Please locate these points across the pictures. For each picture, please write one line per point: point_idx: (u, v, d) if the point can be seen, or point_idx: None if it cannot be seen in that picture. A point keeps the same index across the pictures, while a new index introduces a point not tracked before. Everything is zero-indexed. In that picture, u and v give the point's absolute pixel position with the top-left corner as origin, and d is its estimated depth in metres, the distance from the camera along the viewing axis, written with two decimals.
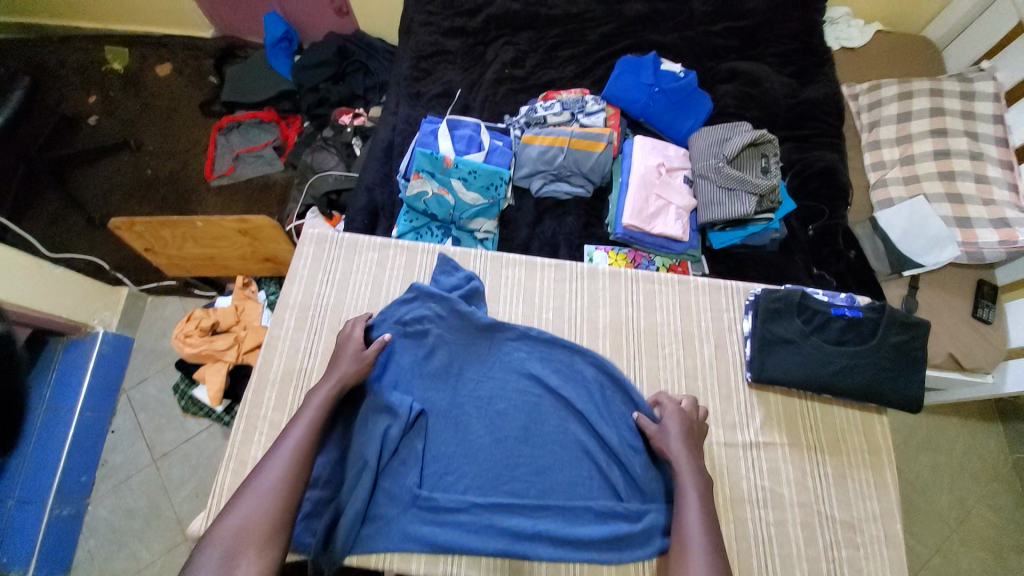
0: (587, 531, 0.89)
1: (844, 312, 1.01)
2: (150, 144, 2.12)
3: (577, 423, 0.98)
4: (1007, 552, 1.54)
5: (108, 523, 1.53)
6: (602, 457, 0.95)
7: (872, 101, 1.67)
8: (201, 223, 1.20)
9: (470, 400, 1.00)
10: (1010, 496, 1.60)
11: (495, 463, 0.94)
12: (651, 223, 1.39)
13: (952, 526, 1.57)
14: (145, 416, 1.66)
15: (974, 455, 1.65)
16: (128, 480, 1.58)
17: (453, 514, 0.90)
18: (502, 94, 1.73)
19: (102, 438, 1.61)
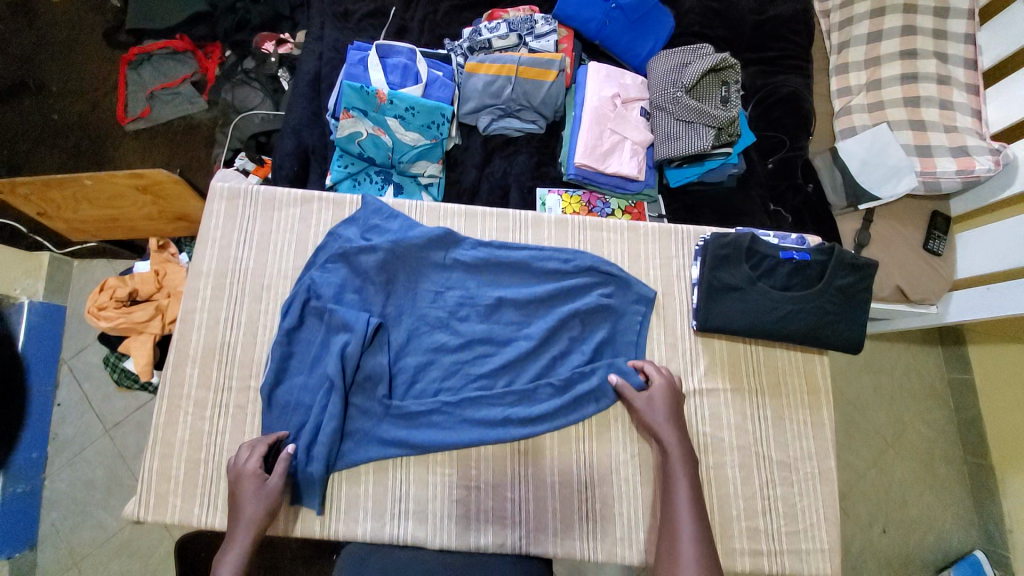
0: (553, 406, 0.94)
1: (792, 255, 0.97)
2: (54, 83, 1.83)
3: (539, 315, 1.00)
4: (937, 462, 1.66)
5: (70, 496, 1.48)
6: (567, 341, 0.99)
7: (844, 20, 1.54)
8: (91, 180, 1.06)
9: (432, 311, 0.99)
10: (944, 411, 1.71)
11: (466, 360, 0.97)
12: (605, 162, 1.30)
13: (890, 441, 1.67)
14: (92, 386, 1.56)
15: (913, 374, 1.73)
16: (83, 452, 1.51)
17: (427, 415, 0.93)
18: (443, 11, 1.53)
19: (48, 412, 1.50)
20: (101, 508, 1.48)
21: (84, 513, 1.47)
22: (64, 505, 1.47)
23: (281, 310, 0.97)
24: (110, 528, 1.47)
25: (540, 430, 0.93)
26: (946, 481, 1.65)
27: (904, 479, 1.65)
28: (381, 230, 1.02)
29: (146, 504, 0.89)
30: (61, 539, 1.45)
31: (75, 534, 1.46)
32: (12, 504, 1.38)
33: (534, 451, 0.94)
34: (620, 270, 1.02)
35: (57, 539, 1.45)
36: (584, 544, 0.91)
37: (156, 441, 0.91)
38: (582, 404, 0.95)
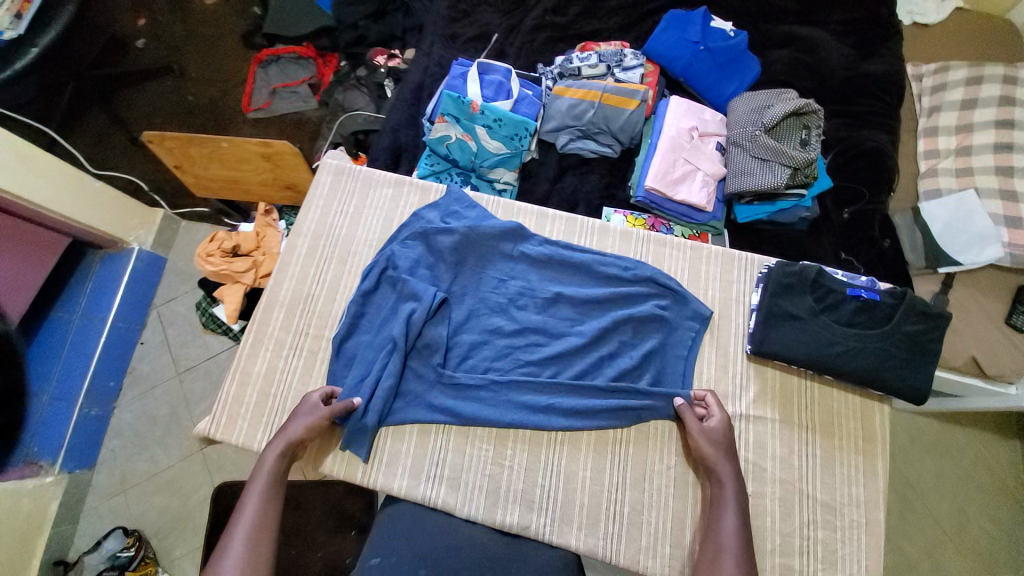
0: (598, 404, 0.96)
1: (859, 293, 0.96)
2: (192, 71, 2.12)
3: (593, 315, 1.04)
4: (1003, 569, 1.41)
5: (132, 428, 1.61)
6: (617, 345, 1.01)
7: (937, 84, 1.50)
8: (227, 142, 1.24)
9: (493, 295, 1.05)
10: (1017, 514, 1.46)
11: (518, 346, 1.02)
12: (675, 189, 1.34)
13: (948, 535, 1.44)
14: (174, 331, 1.73)
15: (984, 466, 1.50)
16: (152, 389, 1.66)
17: (476, 390, 0.98)
18: (540, 41, 1.67)
19: (130, 348, 1.68)
20: (159, 443, 1.60)
21: (141, 445, 1.60)
22: (126, 435, 1.61)
23: (362, 273, 1.08)
24: (161, 464, 1.58)
25: (582, 425, 0.96)
26: None
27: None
28: (459, 216, 1.12)
29: (218, 424, 1.00)
30: (117, 465, 1.57)
31: (130, 463, 1.58)
32: (84, 424, 1.52)
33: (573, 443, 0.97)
34: (678, 285, 1.06)
35: (114, 464, 1.58)
36: (607, 545, 0.91)
37: (237, 369, 1.03)
38: (627, 408, 0.96)
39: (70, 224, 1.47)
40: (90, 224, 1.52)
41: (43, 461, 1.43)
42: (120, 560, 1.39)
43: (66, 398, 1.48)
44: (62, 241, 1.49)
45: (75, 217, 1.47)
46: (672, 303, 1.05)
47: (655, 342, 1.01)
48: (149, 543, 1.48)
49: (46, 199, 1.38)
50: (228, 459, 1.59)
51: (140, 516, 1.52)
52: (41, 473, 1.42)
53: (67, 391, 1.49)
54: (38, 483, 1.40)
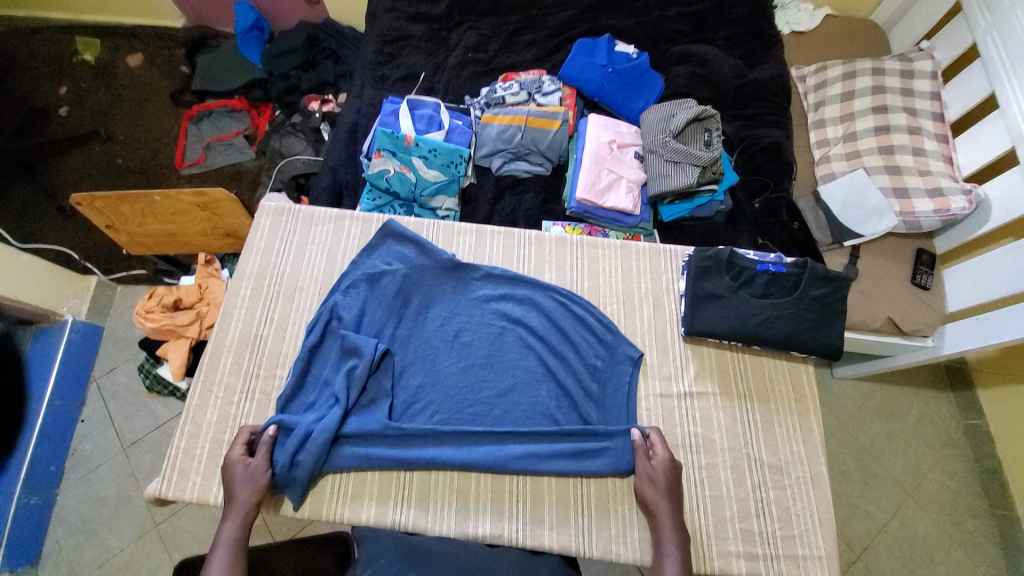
0: (555, 449, 0.97)
1: (768, 267, 1.07)
2: (120, 134, 2.09)
3: (538, 353, 1.07)
4: (963, 516, 1.52)
5: (77, 513, 1.51)
6: (561, 386, 1.04)
7: (818, 82, 1.71)
8: (160, 196, 1.24)
9: (437, 335, 1.08)
10: (964, 461, 1.58)
11: (466, 388, 1.04)
12: (603, 197, 1.44)
13: (909, 491, 1.55)
14: (116, 404, 1.64)
15: (928, 421, 1.63)
16: (97, 470, 1.56)
17: (426, 440, 0.99)
18: (465, 76, 1.77)
19: (70, 428, 1.58)
20: (106, 527, 1.50)
21: (88, 531, 1.49)
22: (72, 520, 1.50)
23: (307, 327, 1.08)
24: (113, 548, 1.48)
25: (540, 470, 0.96)
26: (975, 538, 1.50)
27: (927, 534, 1.51)
28: (402, 256, 1.14)
29: (169, 482, 0.97)
30: (62, 557, 1.46)
31: (77, 551, 1.47)
32: (22, 515, 1.42)
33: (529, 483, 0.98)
34: (611, 324, 1.09)
35: (59, 557, 1.47)
36: (579, 539, 0.94)
37: (186, 422, 1.01)
38: (583, 449, 0.98)
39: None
40: (13, 297, 1.44)
41: None
42: None
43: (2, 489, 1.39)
44: None
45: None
46: (605, 344, 1.07)
47: (593, 392, 1.04)
48: None
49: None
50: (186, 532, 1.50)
51: None
52: None
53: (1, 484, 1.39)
54: None
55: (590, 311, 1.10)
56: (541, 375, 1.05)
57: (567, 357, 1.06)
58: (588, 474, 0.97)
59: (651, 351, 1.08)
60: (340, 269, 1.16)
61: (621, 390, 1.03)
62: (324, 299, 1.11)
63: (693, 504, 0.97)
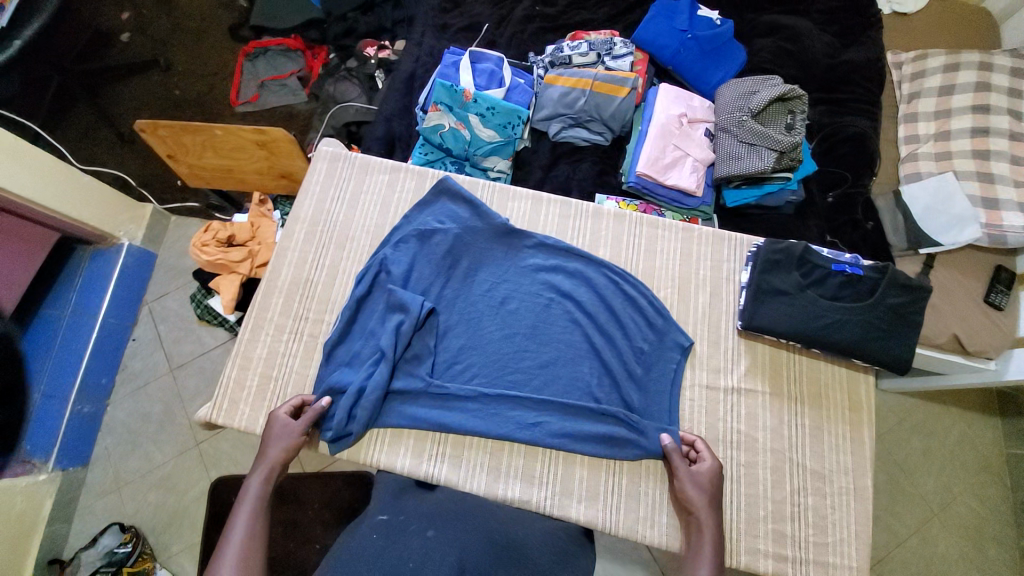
0: (592, 429, 0.96)
1: (845, 268, 1.00)
2: (179, 65, 2.10)
3: (584, 330, 1.04)
4: (986, 542, 1.47)
5: (125, 425, 1.61)
6: (604, 366, 1.01)
7: (916, 71, 1.55)
8: (221, 130, 1.24)
9: (483, 300, 1.06)
10: (1000, 489, 1.51)
11: (508, 356, 1.02)
12: (666, 174, 1.37)
13: (934, 512, 1.49)
14: (165, 328, 1.72)
15: (967, 444, 1.55)
16: (146, 386, 1.65)
17: (464, 401, 0.99)
18: (530, 31, 1.69)
19: (122, 345, 1.68)
20: (152, 440, 1.60)
21: (134, 441, 1.60)
22: (119, 432, 1.61)
23: (356, 278, 1.08)
24: (156, 461, 1.58)
25: (574, 447, 0.96)
26: (995, 565, 1.45)
27: (947, 555, 1.46)
28: (454, 215, 1.11)
29: (220, 409, 1.01)
30: (109, 463, 1.58)
31: (123, 461, 1.58)
32: (76, 421, 1.52)
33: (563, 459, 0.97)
34: (662, 309, 1.05)
35: (106, 463, 1.58)
36: (607, 516, 0.94)
37: (237, 353, 1.04)
38: (619, 433, 0.96)
39: (53, 216, 1.44)
40: (76, 218, 1.49)
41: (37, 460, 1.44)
42: (118, 555, 1.38)
43: (59, 396, 1.48)
44: (51, 236, 1.47)
45: (59, 209, 1.44)
46: (655, 329, 1.03)
47: (637, 375, 1.01)
48: (146, 540, 1.48)
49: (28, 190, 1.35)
50: (223, 455, 1.59)
51: (135, 513, 1.52)
52: (34, 471, 1.42)
53: (59, 388, 1.48)
54: (32, 481, 1.40)
55: (642, 295, 1.06)
56: (585, 353, 1.02)
57: (614, 337, 1.03)
58: (622, 457, 0.95)
59: (701, 340, 1.04)
60: (391, 221, 1.14)
61: (663, 376, 1.00)
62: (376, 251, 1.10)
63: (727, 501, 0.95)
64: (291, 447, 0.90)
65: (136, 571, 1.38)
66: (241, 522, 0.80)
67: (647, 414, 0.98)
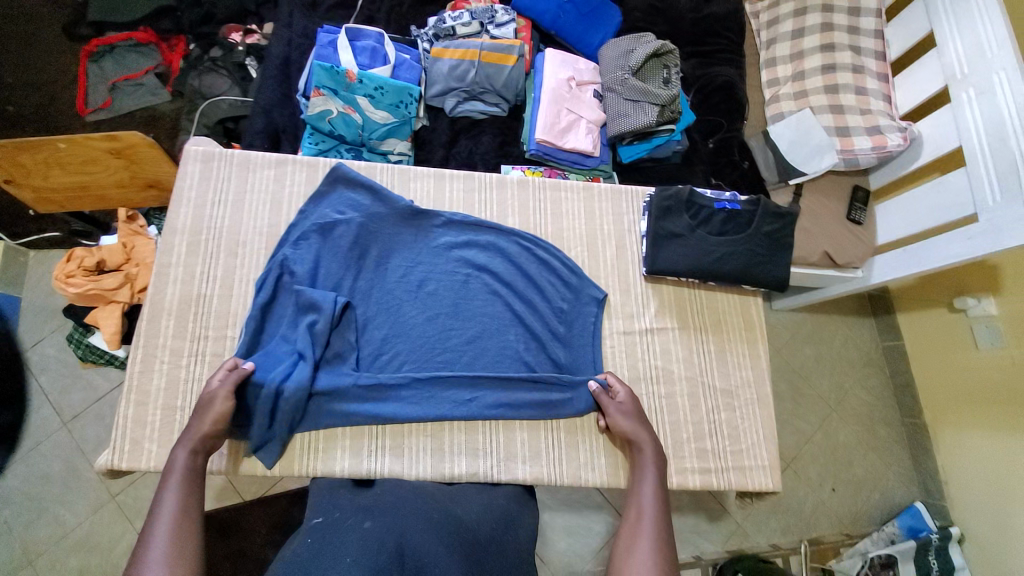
0: (525, 395, 0.99)
1: (724, 206, 1.09)
2: (4, 74, 1.79)
3: (504, 299, 1.06)
4: (878, 426, 1.72)
5: (24, 492, 1.42)
6: (529, 330, 1.04)
7: (771, 19, 1.70)
8: (65, 142, 1.09)
9: (400, 286, 1.04)
10: (880, 379, 1.77)
11: (434, 338, 1.02)
12: (563, 138, 1.41)
13: (833, 407, 1.73)
14: (48, 379, 1.51)
15: (851, 344, 1.79)
16: (39, 446, 1.45)
17: (395, 390, 0.98)
18: (408, 4, 1.62)
19: (2, 404, 1.45)
20: (60, 501, 1.42)
21: (39, 506, 1.41)
22: (19, 501, 1.41)
23: (256, 284, 1.01)
24: (69, 524, 1.41)
25: (511, 414, 0.98)
26: (888, 444, 1.71)
27: (848, 442, 1.69)
28: (355, 203, 1.07)
29: (121, 453, 0.91)
30: (16, 537, 1.39)
31: (31, 530, 1.40)
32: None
33: (504, 428, 0.99)
34: (575, 267, 1.09)
35: (9, 536, 1.39)
36: (551, 471, 0.98)
37: (131, 389, 0.94)
38: (551, 395, 1.00)
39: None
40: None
41: None
42: None
43: None
44: None
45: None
46: (571, 287, 1.08)
47: (560, 334, 1.05)
48: None
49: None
50: (147, 499, 1.44)
51: None
52: None
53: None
54: None
55: (554, 258, 1.09)
56: (509, 321, 1.05)
57: (534, 302, 1.06)
58: (556, 416, 1.00)
59: (613, 290, 1.09)
60: (286, 219, 1.07)
61: (584, 331, 1.05)
62: (274, 252, 1.03)
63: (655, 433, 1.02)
64: (223, 418, 0.86)
65: None
66: (170, 498, 0.77)
67: (575, 370, 1.03)
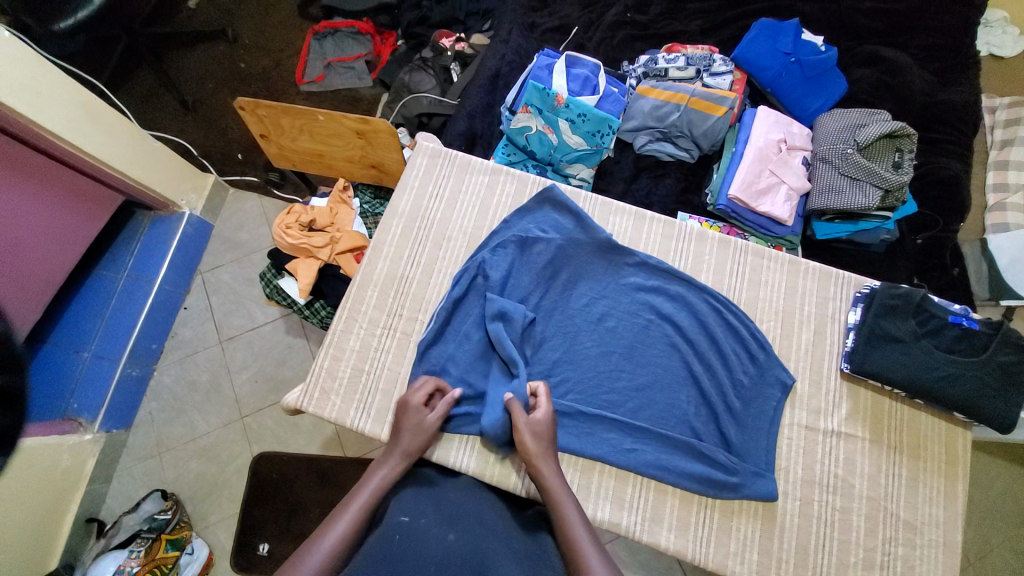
0: (687, 464, 0.94)
1: (962, 321, 0.97)
2: (246, 37, 2.05)
3: (682, 354, 1.02)
4: None
5: (171, 392, 1.61)
6: (704, 394, 0.99)
7: (1011, 118, 1.51)
8: (324, 116, 1.25)
9: (581, 314, 1.04)
10: None
11: (604, 376, 1.01)
12: (758, 200, 1.33)
13: (971, 562, 1.41)
14: (217, 299, 1.71)
15: (1011, 499, 1.44)
16: (194, 354, 1.65)
17: (557, 415, 0.97)
18: (620, 38, 1.65)
19: (174, 312, 1.67)
20: (196, 409, 1.60)
21: (178, 409, 1.60)
22: (165, 397, 1.61)
23: (452, 279, 1.07)
24: (199, 430, 1.58)
25: (667, 479, 0.94)
26: None
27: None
28: (557, 225, 1.10)
29: (309, 397, 1.01)
30: (153, 428, 1.58)
31: (166, 426, 1.58)
32: (125, 383, 1.52)
33: (655, 490, 0.95)
34: (765, 342, 1.02)
35: (150, 426, 1.58)
36: (696, 549, 0.92)
37: (331, 344, 1.04)
38: (714, 472, 0.94)
39: (123, 179, 1.42)
40: (139, 181, 1.46)
41: (83, 419, 1.44)
42: (156, 523, 1.38)
43: (114, 357, 1.49)
44: (116, 198, 1.46)
45: (124, 170, 1.41)
46: (756, 362, 1.01)
47: (736, 410, 0.98)
48: (184, 507, 1.48)
49: (99, 148, 1.34)
50: (265, 430, 1.58)
51: (173, 481, 1.53)
52: (80, 430, 1.43)
53: (109, 349, 1.48)
54: (77, 440, 1.40)
55: (746, 329, 1.03)
56: (683, 379, 1.01)
57: (714, 366, 1.01)
58: (714, 496, 0.93)
59: (802, 378, 1.01)
60: (490, 224, 1.12)
61: (762, 412, 0.98)
62: (474, 252, 1.08)
63: (817, 546, 0.93)
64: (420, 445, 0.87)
65: (174, 539, 1.38)
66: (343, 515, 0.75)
67: (745, 453, 0.96)
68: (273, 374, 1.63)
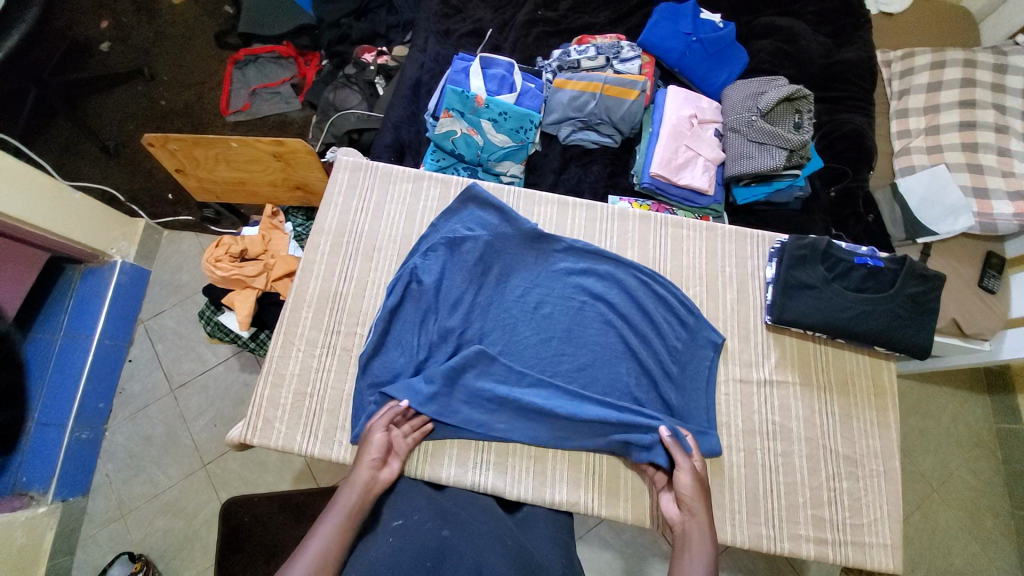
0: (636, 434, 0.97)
1: (866, 261, 1.04)
2: (164, 74, 1.99)
3: (619, 330, 1.06)
4: (983, 514, 1.45)
5: (126, 450, 1.55)
6: (644, 365, 1.03)
7: (905, 69, 1.59)
8: (238, 143, 1.26)
9: (517, 305, 1.07)
10: (991, 463, 1.50)
11: (545, 362, 1.03)
12: (678, 174, 1.40)
13: (933, 487, 1.48)
14: (163, 347, 1.65)
15: (960, 421, 1.54)
16: (145, 408, 1.59)
17: (503, 407, 0.99)
18: (534, 35, 1.69)
19: (119, 366, 1.60)
20: (155, 463, 1.54)
21: (136, 467, 1.53)
22: (120, 457, 1.54)
23: (386, 289, 1.07)
24: (161, 485, 1.52)
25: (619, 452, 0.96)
26: (995, 537, 1.43)
27: (948, 529, 1.44)
28: (483, 222, 1.12)
29: (253, 427, 1.00)
30: (112, 490, 1.51)
31: (126, 486, 1.51)
32: (75, 448, 1.46)
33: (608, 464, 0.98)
34: (694, 307, 1.08)
35: (108, 489, 1.51)
36: (654, 515, 0.96)
37: (270, 371, 1.03)
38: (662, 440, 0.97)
39: (43, 235, 1.36)
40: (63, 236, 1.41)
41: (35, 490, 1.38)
42: None
43: (57, 422, 1.42)
44: (40, 257, 1.39)
45: (41, 225, 1.35)
46: (687, 326, 1.06)
47: (673, 376, 1.03)
48: (156, 567, 1.43)
49: (14, 208, 1.27)
50: (233, 471, 1.53)
51: (142, 542, 1.47)
52: (32, 504, 1.36)
53: (55, 415, 1.42)
54: (30, 514, 1.33)
55: (673, 297, 1.08)
56: (621, 353, 1.04)
57: (649, 337, 1.05)
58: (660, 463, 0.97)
59: (731, 336, 1.07)
60: (419, 229, 1.14)
61: (698, 376, 1.03)
62: (405, 259, 1.10)
63: (766, 492, 0.97)
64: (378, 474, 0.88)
65: None
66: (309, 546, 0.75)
67: (685, 414, 1.00)
68: (233, 413, 1.59)
